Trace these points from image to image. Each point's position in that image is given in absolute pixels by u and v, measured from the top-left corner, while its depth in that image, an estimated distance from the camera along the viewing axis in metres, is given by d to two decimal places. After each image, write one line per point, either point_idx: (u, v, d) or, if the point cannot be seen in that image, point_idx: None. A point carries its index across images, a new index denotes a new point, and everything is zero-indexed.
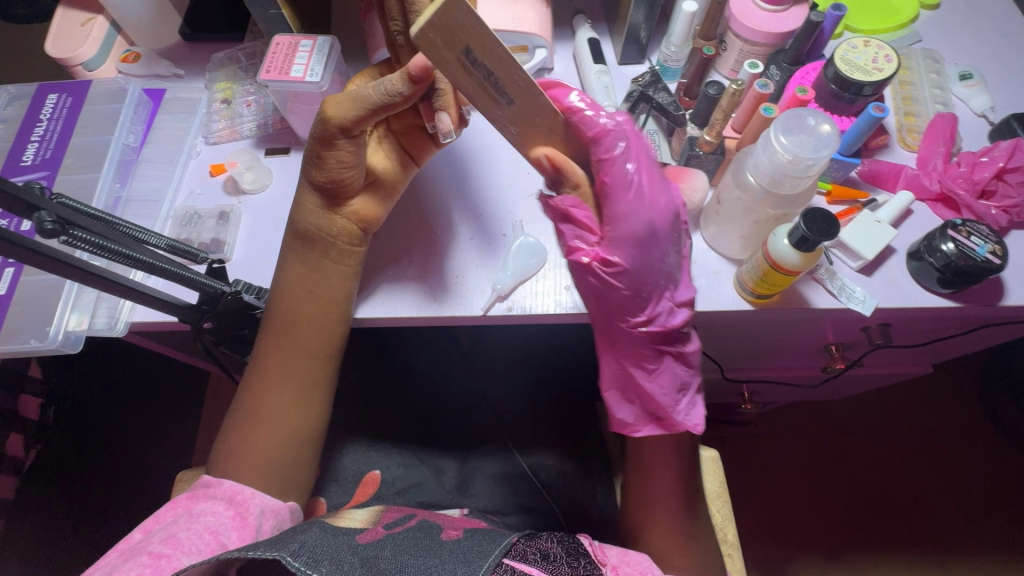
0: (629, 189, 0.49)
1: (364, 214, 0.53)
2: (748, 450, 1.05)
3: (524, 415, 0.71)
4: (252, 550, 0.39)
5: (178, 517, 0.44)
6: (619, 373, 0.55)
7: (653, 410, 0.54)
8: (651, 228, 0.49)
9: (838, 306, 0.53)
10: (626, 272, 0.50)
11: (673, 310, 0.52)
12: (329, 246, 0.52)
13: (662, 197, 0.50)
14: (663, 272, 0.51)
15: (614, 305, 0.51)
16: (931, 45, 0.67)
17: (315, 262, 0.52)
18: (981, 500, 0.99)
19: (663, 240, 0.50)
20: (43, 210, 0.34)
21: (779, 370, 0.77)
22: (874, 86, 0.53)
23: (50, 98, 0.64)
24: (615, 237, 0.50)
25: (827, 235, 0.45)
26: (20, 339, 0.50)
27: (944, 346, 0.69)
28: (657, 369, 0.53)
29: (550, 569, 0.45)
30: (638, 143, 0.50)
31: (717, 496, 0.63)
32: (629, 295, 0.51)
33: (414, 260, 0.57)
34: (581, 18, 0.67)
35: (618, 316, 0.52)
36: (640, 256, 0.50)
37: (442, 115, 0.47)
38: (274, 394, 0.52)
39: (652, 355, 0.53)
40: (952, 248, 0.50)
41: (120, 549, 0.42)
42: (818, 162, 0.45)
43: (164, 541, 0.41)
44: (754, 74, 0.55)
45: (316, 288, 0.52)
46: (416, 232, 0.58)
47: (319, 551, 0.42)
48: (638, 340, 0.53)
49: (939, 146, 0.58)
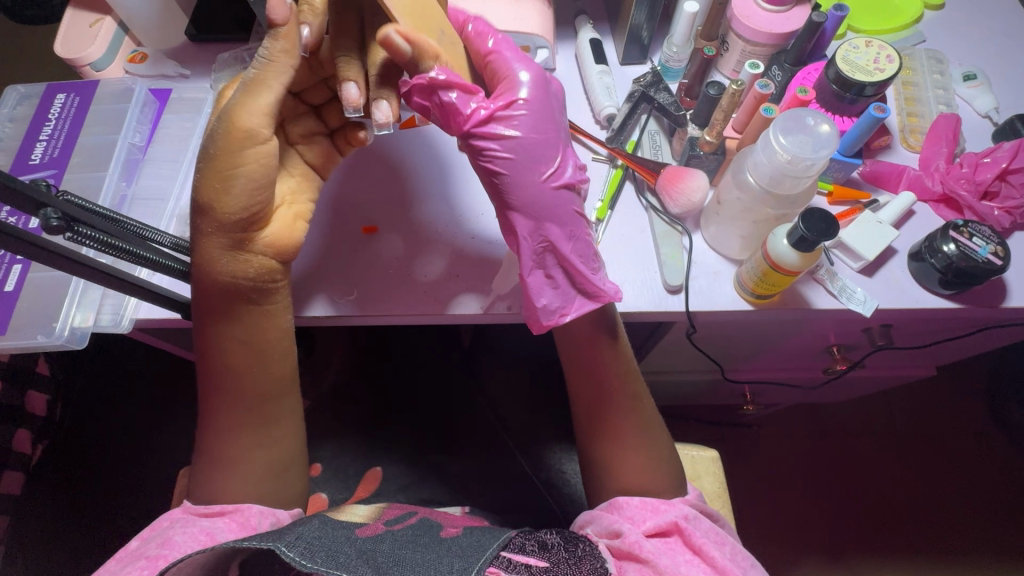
0: (507, 58, 0.48)
1: (284, 246, 0.49)
2: (751, 451, 1.05)
3: (523, 414, 0.73)
4: (248, 540, 0.41)
5: (173, 523, 0.46)
6: (533, 243, 0.49)
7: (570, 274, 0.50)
8: (540, 82, 0.48)
9: (838, 307, 0.53)
10: (525, 118, 0.47)
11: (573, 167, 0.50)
12: (247, 290, 0.47)
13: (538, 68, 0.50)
14: (563, 130, 0.50)
15: (526, 157, 0.47)
16: (935, 45, 0.66)
17: (238, 308, 0.48)
18: (986, 504, 0.99)
19: (552, 94, 0.49)
20: (50, 206, 0.34)
21: (781, 372, 0.77)
22: (875, 86, 0.53)
23: (58, 97, 0.65)
24: (509, 92, 0.47)
25: (826, 234, 0.45)
26: (26, 335, 0.51)
27: (948, 348, 0.68)
28: (570, 232, 0.49)
29: (546, 560, 0.45)
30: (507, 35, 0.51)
31: (718, 496, 0.63)
32: (533, 136, 0.47)
33: (379, 287, 0.56)
34: (583, 18, 0.67)
35: (532, 170, 0.48)
36: (542, 102, 0.48)
37: (383, 104, 0.47)
38: (244, 404, 0.49)
39: (564, 215, 0.49)
40: (953, 249, 0.50)
41: (118, 555, 0.44)
42: (817, 162, 0.45)
43: (161, 544, 0.43)
44: (755, 74, 0.55)
45: (252, 335, 0.48)
46: (388, 251, 0.57)
47: (314, 543, 0.42)
48: (556, 200, 0.48)
49: (941, 147, 0.58)
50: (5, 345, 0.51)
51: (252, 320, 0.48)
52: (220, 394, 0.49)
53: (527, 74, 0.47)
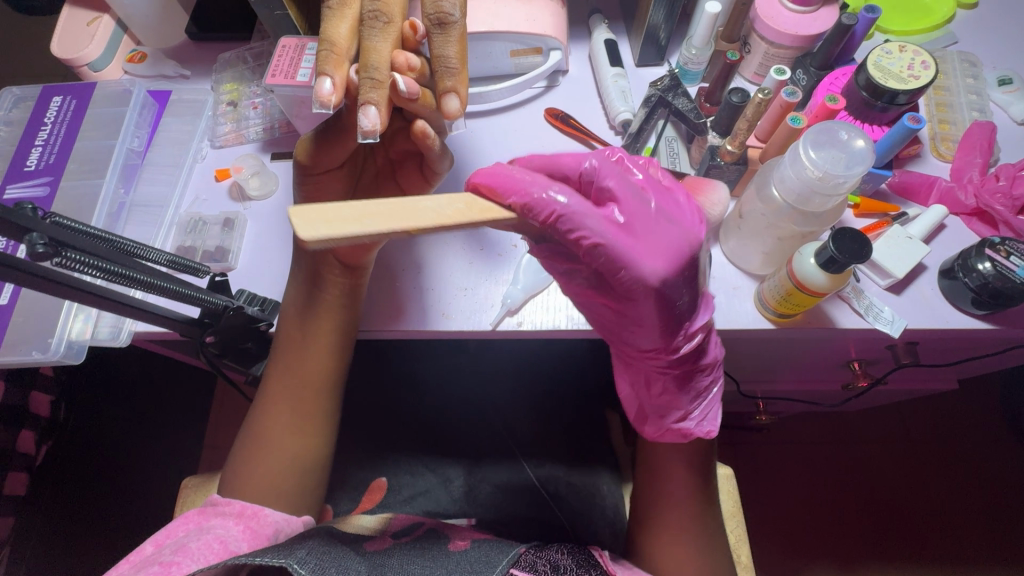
0: (619, 264, 0.40)
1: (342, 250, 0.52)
2: (760, 458, 1.03)
3: (534, 425, 0.69)
4: (260, 557, 0.39)
5: (190, 532, 0.45)
6: (641, 391, 0.51)
7: (672, 426, 0.50)
8: (658, 291, 0.41)
9: (865, 327, 0.50)
10: (624, 310, 0.43)
11: (682, 342, 0.44)
12: (317, 275, 0.51)
13: (664, 246, 0.40)
14: (675, 313, 0.42)
15: (627, 335, 0.45)
16: (968, 47, 0.63)
17: (304, 292, 0.52)
18: (1002, 515, 0.96)
19: (676, 285, 0.41)
20: (36, 231, 0.32)
21: (796, 384, 0.74)
22: (909, 94, 0.50)
23: (55, 100, 0.63)
24: (621, 290, 0.41)
25: (857, 256, 0.42)
26: (21, 351, 0.49)
27: (973, 364, 0.65)
28: (675, 381, 0.48)
29: None
30: (621, 186, 0.41)
31: (731, 515, 0.62)
32: (636, 326, 0.44)
33: (396, 291, 0.55)
34: (598, 18, 0.65)
35: (634, 347, 0.46)
36: (655, 301, 0.41)
37: (369, 110, 0.42)
38: (285, 414, 0.53)
39: (671, 381, 0.48)
40: (989, 268, 0.47)
41: (133, 560, 0.43)
42: (849, 181, 0.42)
43: (175, 552, 0.42)
44: (780, 80, 0.52)
45: (309, 313, 0.52)
46: (410, 256, 0.56)
47: (326, 558, 0.41)
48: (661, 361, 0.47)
49: (975, 156, 0.55)
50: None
51: (309, 310, 0.52)
52: (266, 409, 0.53)
53: (649, 273, 0.40)
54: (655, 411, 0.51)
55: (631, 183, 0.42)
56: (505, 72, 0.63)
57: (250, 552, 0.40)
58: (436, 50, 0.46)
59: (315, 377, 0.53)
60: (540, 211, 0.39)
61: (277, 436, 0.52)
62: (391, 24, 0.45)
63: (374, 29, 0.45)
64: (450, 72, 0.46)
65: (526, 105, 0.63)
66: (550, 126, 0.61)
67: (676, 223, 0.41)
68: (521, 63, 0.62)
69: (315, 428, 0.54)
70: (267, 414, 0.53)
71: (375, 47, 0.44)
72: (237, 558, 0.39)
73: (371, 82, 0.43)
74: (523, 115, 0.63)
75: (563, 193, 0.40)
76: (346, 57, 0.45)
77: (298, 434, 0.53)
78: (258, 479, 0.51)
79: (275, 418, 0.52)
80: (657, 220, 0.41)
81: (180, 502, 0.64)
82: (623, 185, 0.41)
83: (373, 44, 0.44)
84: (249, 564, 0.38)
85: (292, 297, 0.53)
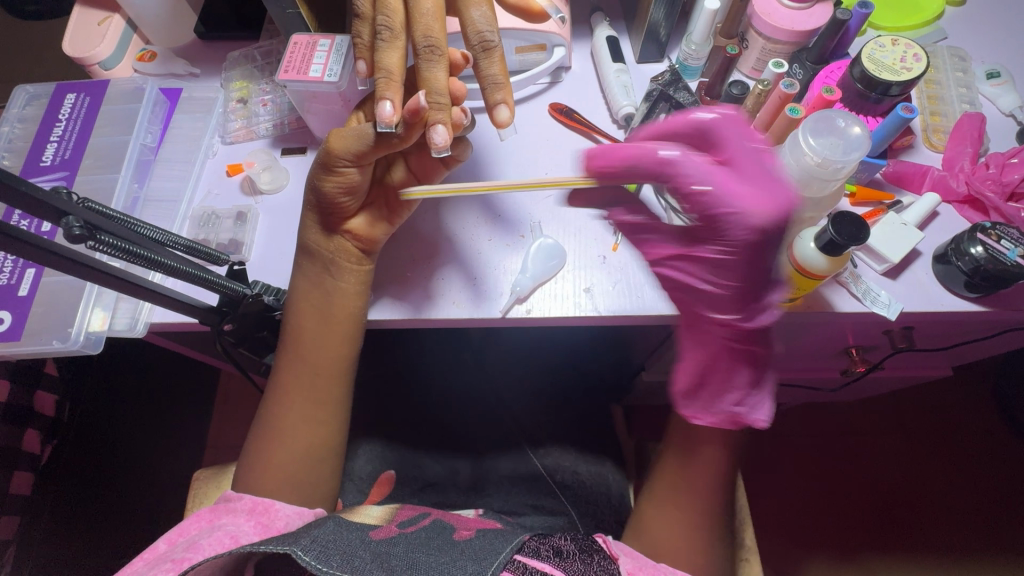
0: (722, 210, 0.44)
1: (362, 232, 0.54)
2: (763, 449, 1.04)
3: (540, 415, 0.71)
4: (265, 545, 0.41)
5: (202, 531, 0.46)
6: (693, 369, 0.52)
7: (728, 416, 0.52)
8: (758, 234, 0.44)
9: (863, 310, 0.52)
10: (712, 260, 0.47)
11: (754, 313, 0.49)
12: (330, 262, 0.54)
13: (768, 197, 0.44)
14: (761, 274, 0.47)
15: (705, 295, 0.49)
16: (957, 42, 0.66)
17: (319, 278, 0.54)
18: (996, 501, 0.98)
19: (774, 236, 0.44)
20: (72, 215, 0.34)
21: (797, 373, 0.76)
22: (902, 86, 0.52)
23: (69, 98, 0.64)
24: (723, 239, 0.45)
25: (856, 239, 0.44)
26: (42, 341, 0.50)
27: (967, 349, 0.68)
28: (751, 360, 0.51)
29: (565, 565, 0.46)
30: (734, 141, 0.46)
31: (734, 499, 0.63)
32: (721, 290, 0.48)
33: (406, 280, 0.56)
34: (600, 16, 0.66)
35: (706, 309, 0.49)
36: (753, 262, 0.46)
37: (439, 128, 0.45)
38: (301, 405, 0.54)
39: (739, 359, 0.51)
40: (981, 252, 0.49)
41: (147, 558, 0.44)
42: (847, 165, 0.44)
43: (187, 549, 0.43)
44: (779, 73, 0.54)
45: (328, 304, 0.53)
46: (419, 246, 0.57)
47: (331, 545, 0.42)
48: (714, 334, 0.50)
49: (966, 146, 0.57)
50: (20, 351, 0.50)
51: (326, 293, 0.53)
52: (278, 402, 0.54)
53: (758, 210, 0.43)
54: (733, 397, 0.51)
55: (745, 142, 0.46)
56: (509, 68, 0.64)
57: (256, 541, 0.41)
58: (482, 71, 0.49)
59: (330, 365, 0.54)
60: (644, 161, 0.46)
61: (295, 419, 0.53)
62: (445, 56, 0.47)
63: (431, 62, 0.47)
64: (498, 87, 0.48)
65: (531, 101, 0.65)
66: (554, 121, 0.63)
67: (777, 179, 0.45)
68: (525, 59, 0.63)
69: (332, 422, 0.55)
70: (283, 403, 0.54)
71: (434, 76, 0.46)
72: (243, 546, 0.40)
73: (438, 105, 0.46)
74: (527, 109, 0.64)
75: (669, 149, 0.46)
76: (401, 83, 0.47)
77: (316, 428, 0.54)
78: (274, 468, 0.52)
79: (292, 402, 0.54)
80: (765, 175, 0.45)
81: (192, 495, 0.64)
82: (737, 141, 0.46)
83: (432, 75, 0.46)
84: (254, 552, 0.39)
85: (305, 290, 0.54)
